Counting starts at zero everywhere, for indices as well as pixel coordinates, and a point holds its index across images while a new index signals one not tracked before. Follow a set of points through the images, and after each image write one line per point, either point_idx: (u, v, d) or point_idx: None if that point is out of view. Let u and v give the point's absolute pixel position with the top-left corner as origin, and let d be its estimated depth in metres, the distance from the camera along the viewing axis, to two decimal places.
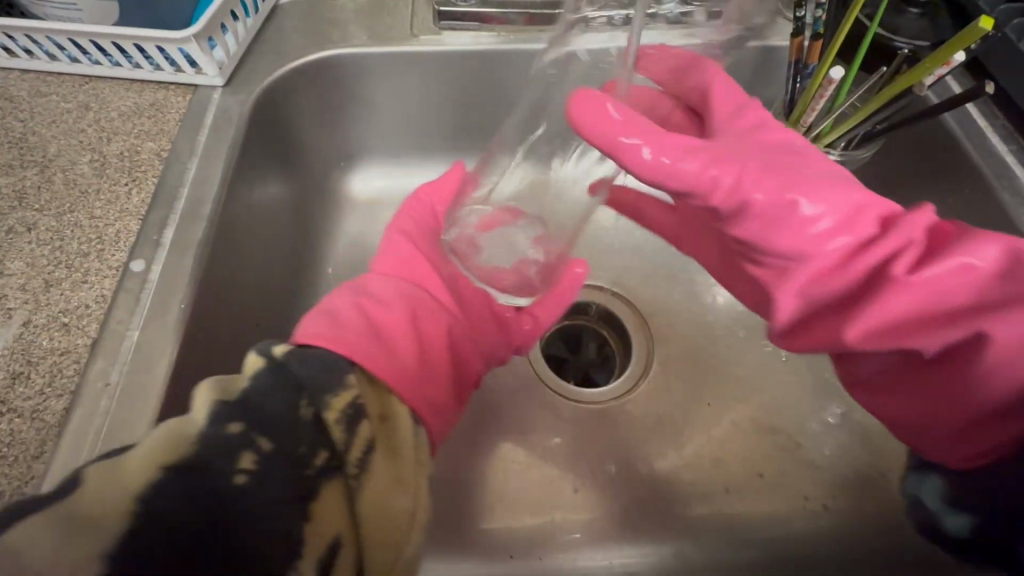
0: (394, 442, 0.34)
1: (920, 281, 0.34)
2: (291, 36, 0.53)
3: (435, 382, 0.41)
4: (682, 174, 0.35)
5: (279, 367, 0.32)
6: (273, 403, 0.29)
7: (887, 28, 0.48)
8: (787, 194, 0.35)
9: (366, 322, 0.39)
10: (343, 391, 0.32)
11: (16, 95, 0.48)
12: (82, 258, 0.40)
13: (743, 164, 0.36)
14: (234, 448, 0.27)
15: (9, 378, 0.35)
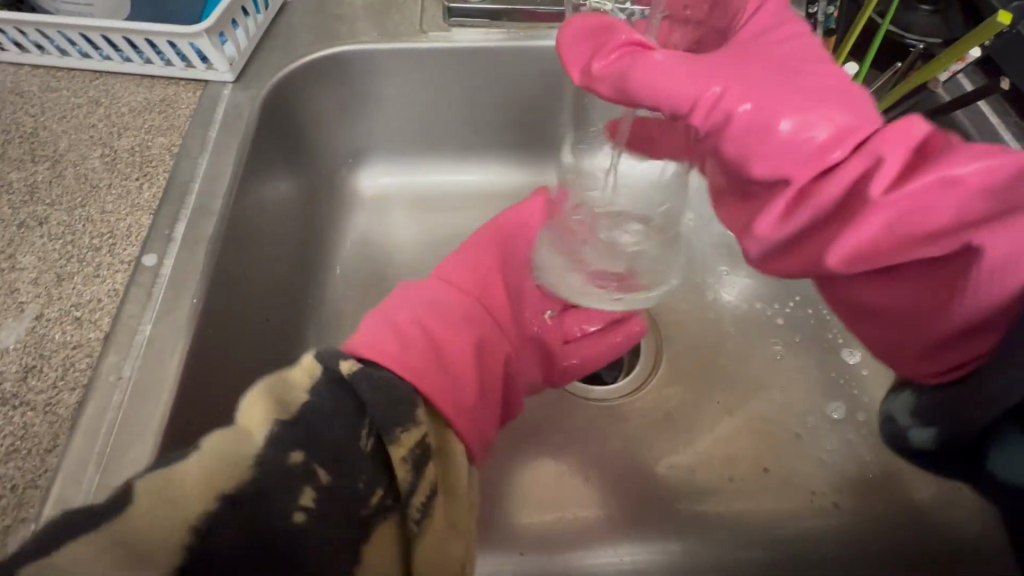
0: (451, 481, 0.35)
1: (893, 193, 0.28)
2: (300, 32, 0.53)
3: (487, 413, 0.40)
4: (657, 89, 0.33)
5: (351, 393, 0.32)
6: (334, 431, 0.30)
7: (899, 25, 0.48)
8: (768, 106, 0.31)
9: (430, 344, 0.38)
10: (413, 425, 0.32)
11: (26, 90, 0.48)
12: (94, 253, 0.40)
13: (733, 77, 0.32)
14: (297, 482, 0.29)
15: (23, 372, 0.35)
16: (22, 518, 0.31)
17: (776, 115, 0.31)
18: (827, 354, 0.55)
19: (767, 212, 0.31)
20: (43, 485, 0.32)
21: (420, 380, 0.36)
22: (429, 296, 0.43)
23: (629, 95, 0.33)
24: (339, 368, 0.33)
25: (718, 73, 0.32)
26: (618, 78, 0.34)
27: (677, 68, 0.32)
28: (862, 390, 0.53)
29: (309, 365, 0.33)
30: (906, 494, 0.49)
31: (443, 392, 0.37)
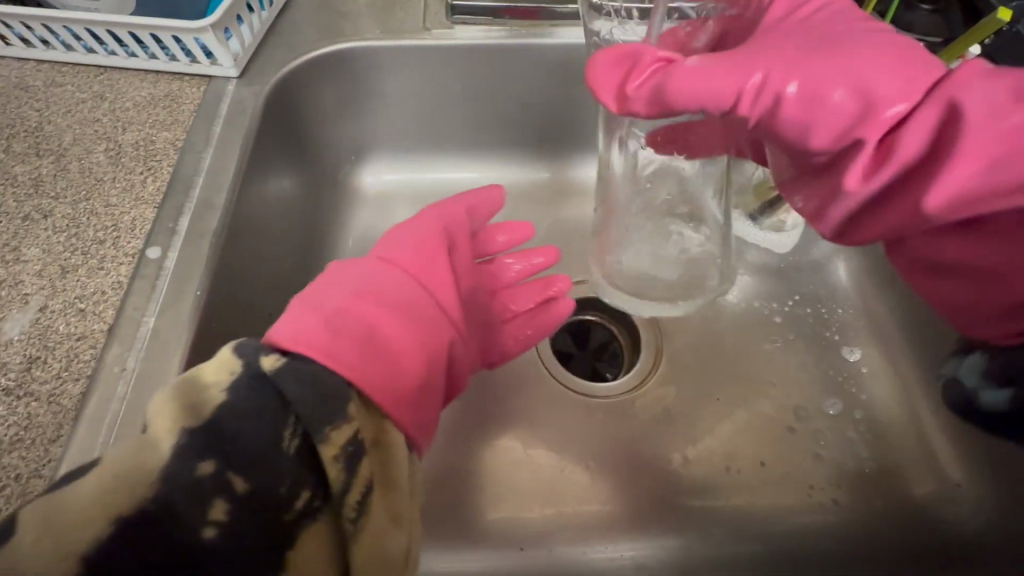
0: (390, 476, 0.33)
1: (992, 134, 0.27)
2: (304, 28, 0.53)
3: (428, 401, 0.38)
4: (698, 90, 0.33)
5: (275, 390, 0.29)
6: (253, 435, 0.27)
7: (899, 25, 0.49)
8: (820, 81, 0.31)
9: (362, 330, 0.36)
10: (347, 423, 0.30)
11: (32, 85, 0.48)
12: (98, 245, 0.40)
13: (774, 61, 0.32)
14: (207, 495, 0.25)
15: (27, 362, 0.36)
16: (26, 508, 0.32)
17: (830, 85, 0.31)
18: (825, 352, 0.55)
19: (852, 171, 0.31)
20: (47, 475, 0.33)
21: (351, 369, 0.33)
22: (362, 280, 0.40)
23: (671, 105, 0.34)
24: (260, 366, 0.30)
25: (758, 58, 0.33)
26: (655, 93, 0.34)
27: (719, 65, 0.33)
28: (860, 388, 0.53)
29: (229, 364, 0.30)
30: (905, 490, 0.49)
31: (377, 378, 0.34)
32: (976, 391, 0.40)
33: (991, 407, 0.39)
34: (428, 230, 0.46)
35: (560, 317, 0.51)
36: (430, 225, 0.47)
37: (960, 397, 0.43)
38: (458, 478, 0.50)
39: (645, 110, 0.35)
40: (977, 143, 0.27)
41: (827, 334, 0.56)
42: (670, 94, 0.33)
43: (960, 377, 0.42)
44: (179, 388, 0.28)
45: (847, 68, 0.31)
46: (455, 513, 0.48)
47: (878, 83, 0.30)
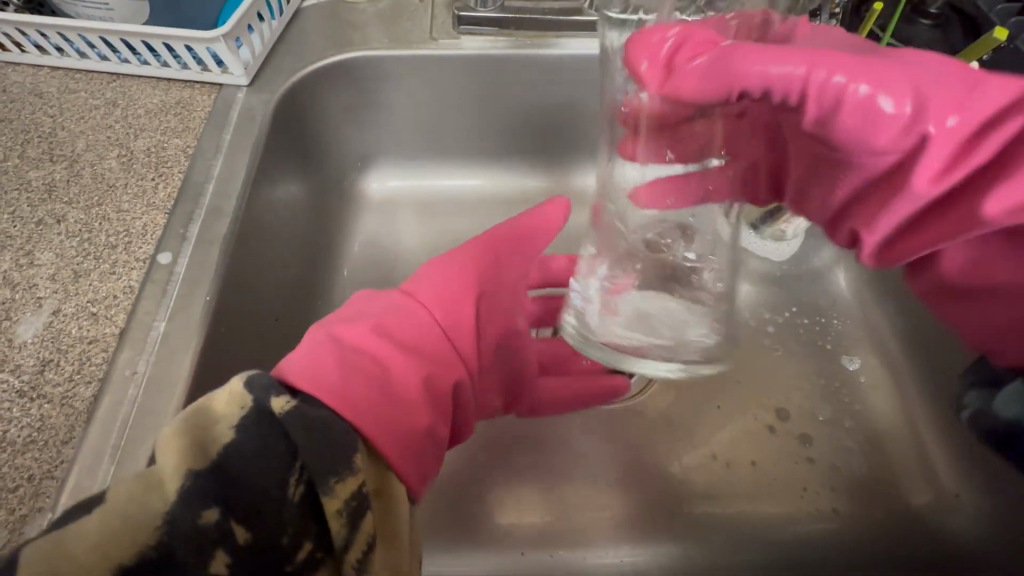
0: (388, 529, 0.33)
1: None
2: (313, 38, 0.54)
3: (433, 449, 0.38)
4: (767, 75, 0.35)
5: (280, 432, 0.29)
6: (253, 476, 0.28)
7: (899, 38, 0.50)
8: (884, 78, 0.33)
9: (370, 368, 0.37)
10: (352, 475, 0.30)
11: (46, 91, 0.49)
12: (111, 250, 0.41)
13: (840, 58, 0.34)
14: (209, 545, 0.26)
15: (40, 365, 0.36)
16: (38, 508, 0.32)
17: (896, 85, 0.32)
18: (826, 361, 0.56)
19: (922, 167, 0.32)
20: (59, 475, 0.33)
21: (349, 409, 0.33)
22: (389, 316, 0.41)
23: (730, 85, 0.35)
24: (267, 406, 0.30)
25: (825, 54, 0.34)
26: (717, 65, 0.34)
27: (781, 56, 0.34)
28: (857, 399, 0.54)
29: (241, 399, 0.30)
30: (902, 500, 0.50)
31: (383, 430, 0.34)
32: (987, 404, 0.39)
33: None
34: (461, 263, 0.47)
35: (593, 385, 0.50)
36: (460, 256, 0.47)
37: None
38: (461, 482, 0.50)
39: (688, 91, 0.35)
40: None
41: (824, 343, 0.56)
42: (720, 80, 0.35)
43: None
44: (191, 419, 0.29)
45: (908, 74, 0.33)
46: (458, 518, 0.49)
47: (940, 91, 0.31)
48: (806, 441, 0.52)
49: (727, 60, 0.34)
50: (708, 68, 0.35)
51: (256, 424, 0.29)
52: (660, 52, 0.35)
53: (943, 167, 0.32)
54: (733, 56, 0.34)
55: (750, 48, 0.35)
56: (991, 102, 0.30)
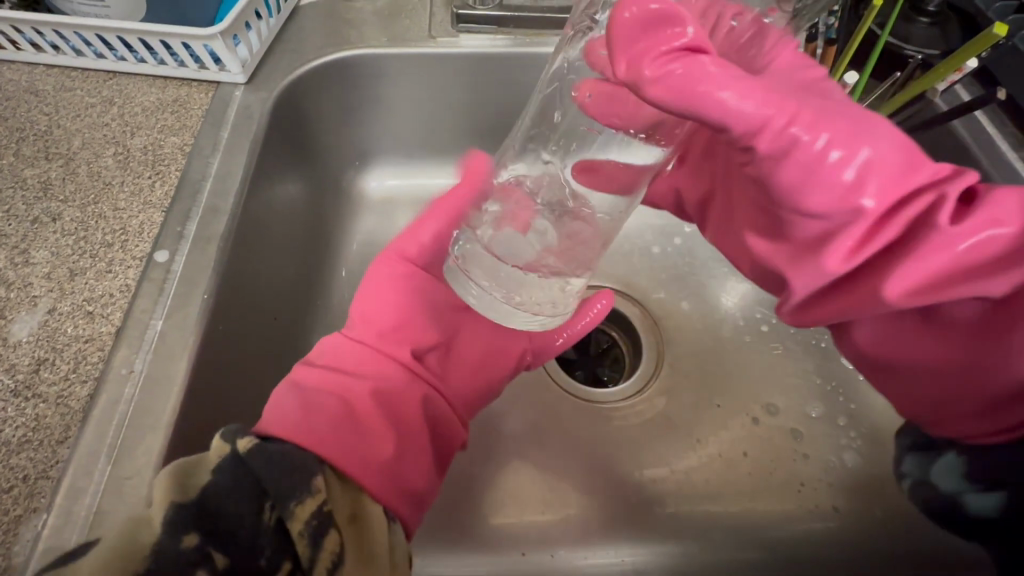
0: (367, 547, 0.32)
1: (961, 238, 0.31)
2: (311, 36, 0.54)
3: (411, 468, 0.38)
4: (738, 115, 0.31)
5: (245, 471, 0.30)
6: (231, 505, 0.29)
7: (897, 36, 0.50)
8: (831, 138, 0.31)
9: (331, 402, 0.37)
10: (311, 496, 0.30)
11: (41, 89, 0.49)
12: (106, 249, 0.41)
13: (800, 106, 0.32)
14: (186, 567, 0.26)
15: (35, 364, 0.36)
16: (33, 508, 0.32)
17: (841, 150, 0.31)
18: (825, 360, 0.55)
19: (837, 245, 0.33)
20: (54, 476, 0.33)
21: (317, 444, 0.34)
22: (344, 355, 0.42)
23: (694, 101, 0.30)
24: (234, 448, 0.31)
25: (784, 98, 0.31)
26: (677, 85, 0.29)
27: (750, 92, 0.31)
28: (855, 398, 0.54)
29: (217, 447, 0.31)
30: (904, 499, 0.50)
31: (345, 454, 0.34)
32: (958, 495, 0.40)
33: (977, 514, 0.39)
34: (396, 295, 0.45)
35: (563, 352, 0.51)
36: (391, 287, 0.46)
37: (931, 498, 0.43)
38: (459, 482, 0.50)
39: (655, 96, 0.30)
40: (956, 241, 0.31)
41: (821, 341, 0.56)
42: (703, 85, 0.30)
43: (933, 480, 0.42)
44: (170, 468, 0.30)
45: (856, 137, 0.32)
46: (456, 518, 0.49)
47: (880, 169, 0.31)
48: (797, 436, 0.52)
49: (703, 76, 0.29)
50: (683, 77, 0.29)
51: (231, 463, 0.30)
52: (632, 31, 0.29)
53: (855, 240, 0.32)
54: (700, 73, 0.29)
55: (724, 67, 0.30)
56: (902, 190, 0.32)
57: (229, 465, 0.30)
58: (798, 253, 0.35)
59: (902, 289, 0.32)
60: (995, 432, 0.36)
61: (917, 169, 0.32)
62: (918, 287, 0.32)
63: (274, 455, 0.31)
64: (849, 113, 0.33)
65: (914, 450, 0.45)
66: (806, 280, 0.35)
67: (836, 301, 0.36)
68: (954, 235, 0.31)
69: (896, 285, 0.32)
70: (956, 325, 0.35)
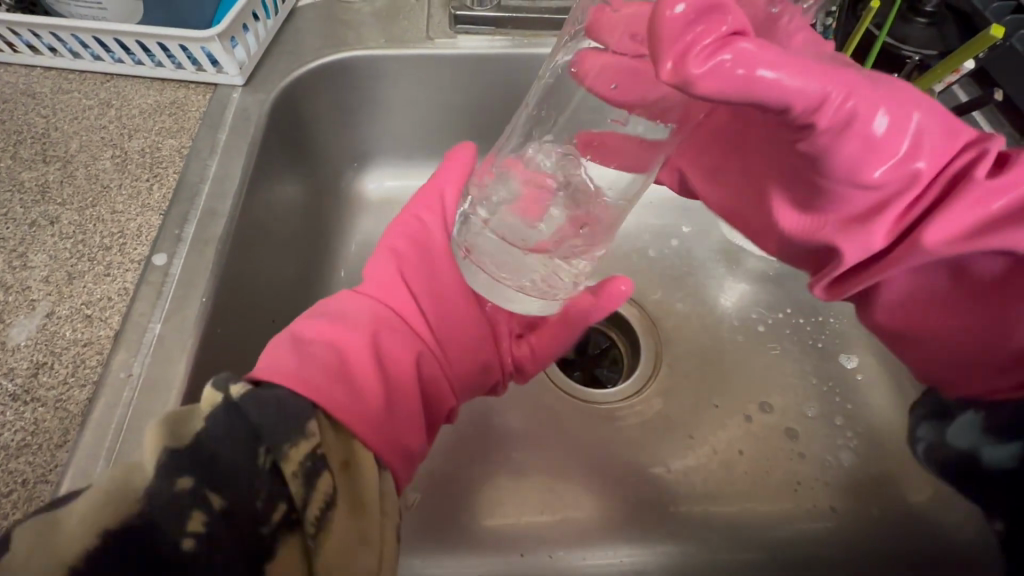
0: (357, 493, 0.33)
1: (997, 191, 0.32)
2: (309, 37, 0.54)
3: (404, 420, 0.38)
4: (799, 96, 0.29)
5: (239, 415, 0.29)
6: (226, 455, 0.28)
7: (895, 37, 0.50)
8: (880, 111, 0.31)
9: (327, 354, 0.37)
10: (305, 439, 0.30)
11: (39, 91, 0.48)
12: (105, 252, 0.41)
13: (855, 79, 0.31)
14: (185, 508, 0.26)
15: (34, 367, 0.36)
16: (32, 513, 0.32)
17: (887, 122, 0.31)
18: (823, 361, 0.56)
19: (886, 215, 0.34)
20: (53, 480, 0.33)
21: (315, 391, 0.33)
22: (343, 309, 0.42)
23: (757, 91, 0.28)
24: (227, 394, 0.30)
25: (839, 72, 0.30)
26: (733, 78, 0.27)
27: (810, 70, 0.29)
28: (852, 398, 0.54)
29: (211, 395, 0.30)
30: (902, 499, 0.50)
31: (339, 403, 0.34)
32: (974, 451, 0.41)
33: (992, 466, 0.41)
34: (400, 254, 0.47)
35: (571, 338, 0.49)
36: (385, 256, 0.47)
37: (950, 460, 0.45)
38: (458, 483, 0.50)
39: (710, 91, 0.27)
40: (991, 192, 0.32)
41: (817, 342, 0.56)
42: (762, 71, 0.27)
43: (949, 441, 0.44)
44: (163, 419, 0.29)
45: (900, 108, 0.32)
46: (455, 519, 0.49)
47: (924, 135, 0.32)
48: (794, 436, 0.52)
49: (762, 64, 0.27)
50: (737, 64, 0.27)
51: (224, 412, 0.29)
52: (681, 26, 0.25)
53: (900, 207, 0.34)
54: (762, 59, 0.27)
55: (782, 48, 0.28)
56: (942, 153, 0.33)
57: (224, 413, 0.29)
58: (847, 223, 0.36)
59: (944, 245, 0.33)
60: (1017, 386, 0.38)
61: (955, 132, 0.33)
62: (957, 241, 0.33)
63: (273, 401, 0.31)
64: (887, 82, 0.32)
65: (927, 417, 0.47)
66: (859, 244, 0.35)
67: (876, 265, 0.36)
68: (993, 189, 0.32)
69: (936, 239, 0.33)
70: (982, 285, 0.36)
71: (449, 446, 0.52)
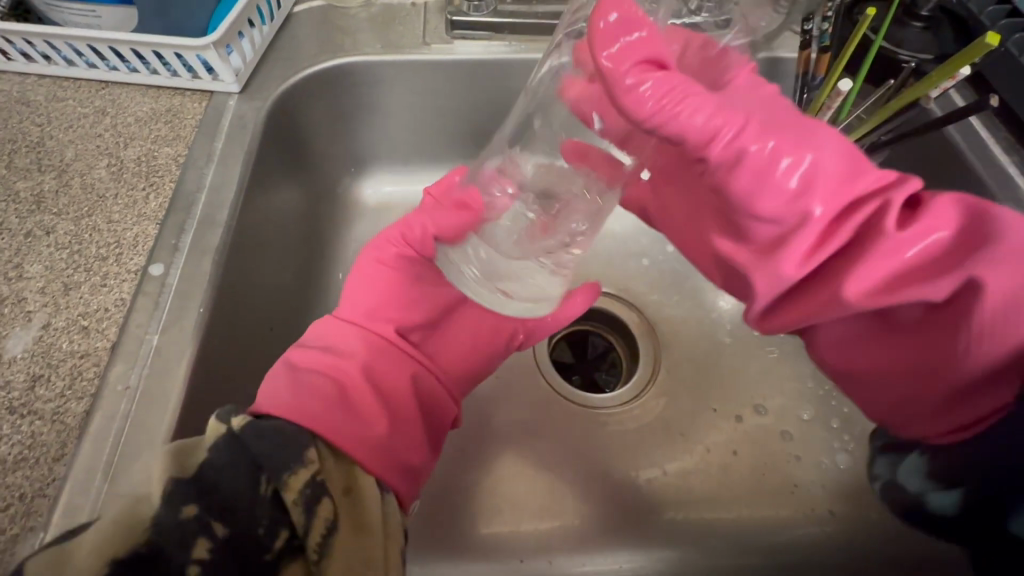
0: (359, 516, 0.32)
1: (907, 241, 0.29)
2: (305, 44, 0.54)
3: (408, 442, 0.39)
4: (686, 128, 0.31)
5: (240, 448, 0.30)
6: (230, 483, 0.28)
7: (891, 41, 0.50)
8: (777, 146, 0.31)
9: (326, 384, 0.37)
10: (305, 467, 0.30)
11: (33, 99, 0.48)
12: (101, 262, 0.40)
13: (747, 119, 0.31)
14: (189, 535, 0.27)
15: (30, 380, 0.36)
16: (30, 527, 0.32)
17: (784, 157, 0.30)
18: None
19: (791, 249, 0.31)
20: (51, 494, 0.33)
21: (315, 420, 0.34)
22: (342, 333, 0.42)
23: (658, 115, 0.31)
24: (230, 427, 0.31)
25: (730, 109, 0.31)
26: (657, 95, 0.30)
27: (699, 104, 0.31)
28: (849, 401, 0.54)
29: (214, 427, 0.31)
30: None
31: (340, 430, 0.34)
32: (922, 495, 0.39)
33: (940, 512, 0.38)
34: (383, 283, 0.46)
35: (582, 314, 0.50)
36: (382, 272, 0.47)
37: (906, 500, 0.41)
38: (458, 490, 0.50)
39: (631, 102, 0.31)
40: (900, 244, 0.29)
41: None
42: (670, 99, 0.31)
43: (900, 481, 0.41)
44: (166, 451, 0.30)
45: (803, 145, 0.31)
46: (455, 526, 0.49)
47: (825, 174, 0.30)
48: (790, 438, 0.53)
49: (663, 80, 0.30)
50: (653, 90, 0.30)
51: (227, 442, 0.30)
52: (612, 31, 0.30)
53: (808, 246, 0.31)
54: (671, 85, 0.31)
55: (675, 81, 0.31)
56: (852, 193, 0.30)
57: (226, 447, 0.30)
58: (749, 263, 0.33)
59: (858, 296, 0.29)
60: (957, 430, 0.34)
61: (861, 174, 0.31)
62: (873, 295, 0.29)
63: (272, 432, 0.31)
64: (794, 120, 0.32)
65: (886, 450, 0.43)
66: (760, 287, 0.33)
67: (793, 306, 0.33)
68: (906, 241, 0.29)
69: (853, 290, 0.29)
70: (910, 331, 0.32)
71: (448, 454, 0.51)
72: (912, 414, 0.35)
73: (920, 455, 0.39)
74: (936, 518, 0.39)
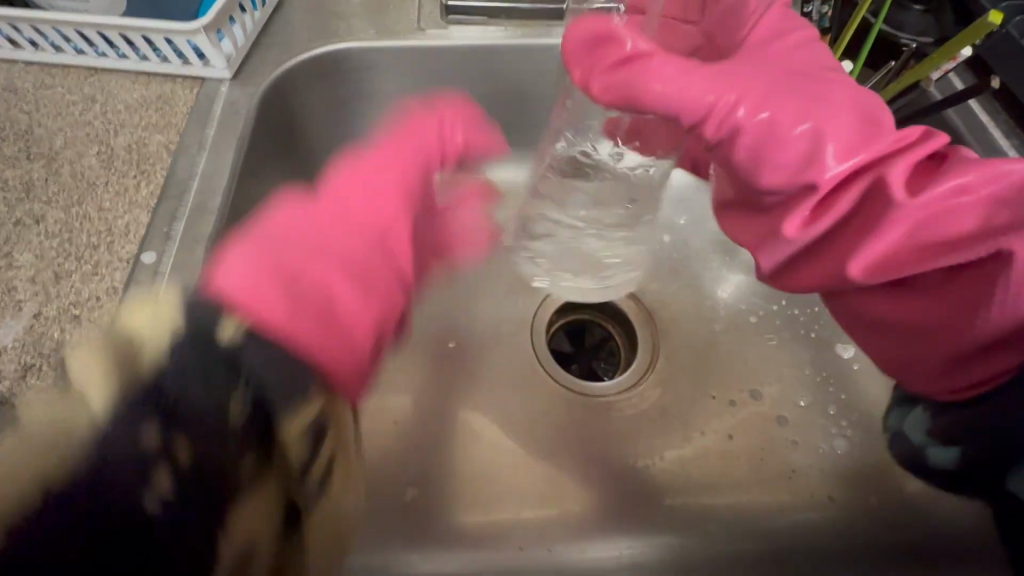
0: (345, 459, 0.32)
1: (920, 207, 0.33)
2: (297, 29, 0.53)
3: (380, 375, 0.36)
4: (681, 103, 0.36)
5: (228, 356, 0.26)
6: (191, 404, 0.24)
7: (890, 24, 0.49)
8: (776, 118, 0.35)
9: (308, 289, 0.33)
10: (305, 405, 0.28)
11: (20, 86, 0.47)
12: (92, 251, 0.40)
13: (753, 94, 0.35)
14: (148, 461, 0.22)
15: (22, 370, 0.35)
16: None
17: (787, 127, 0.34)
18: (818, 351, 0.56)
19: (794, 219, 0.35)
20: None
21: (285, 328, 0.29)
22: (311, 232, 0.36)
23: (644, 99, 0.36)
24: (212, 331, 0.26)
25: (732, 85, 0.35)
26: (624, 86, 0.36)
27: (695, 84, 0.35)
28: (846, 387, 0.54)
29: (166, 310, 0.25)
30: (898, 487, 0.50)
31: (320, 345, 0.30)
32: (924, 448, 0.41)
33: (939, 465, 0.41)
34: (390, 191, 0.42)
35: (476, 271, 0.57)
36: (388, 186, 0.42)
37: (907, 453, 0.43)
38: (457, 480, 0.50)
39: (612, 93, 0.36)
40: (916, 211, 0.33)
41: (811, 331, 0.56)
42: (660, 84, 0.35)
43: (905, 433, 0.43)
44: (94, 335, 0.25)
45: (806, 112, 0.34)
46: (456, 513, 0.49)
47: (831, 139, 0.34)
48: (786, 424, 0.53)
49: (644, 74, 0.35)
50: (635, 78, 0.36)
51: (203, 344, 0.25)
52: (584, 45, 0.37)
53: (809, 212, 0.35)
54: (650, 72, 0.35)
55: (671, 68, 0.36)
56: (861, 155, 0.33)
57: (195, 348, 0.25)
58: (763, 235, 0.38)
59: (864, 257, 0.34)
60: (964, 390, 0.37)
61: (875, 139, 0.34)
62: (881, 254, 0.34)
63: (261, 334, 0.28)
64: (811, 92, 0.35)
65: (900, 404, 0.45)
66: (768, 255, 0.38)
67: (806, 270, 0.38)
68: (920, 206, 0.33)
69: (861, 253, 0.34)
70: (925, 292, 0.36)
71: (447, 443, 0.51)
72: (926, 372, 0.38)
73: (926, 409, 0.42)
74: (939, 473, 0.41)
